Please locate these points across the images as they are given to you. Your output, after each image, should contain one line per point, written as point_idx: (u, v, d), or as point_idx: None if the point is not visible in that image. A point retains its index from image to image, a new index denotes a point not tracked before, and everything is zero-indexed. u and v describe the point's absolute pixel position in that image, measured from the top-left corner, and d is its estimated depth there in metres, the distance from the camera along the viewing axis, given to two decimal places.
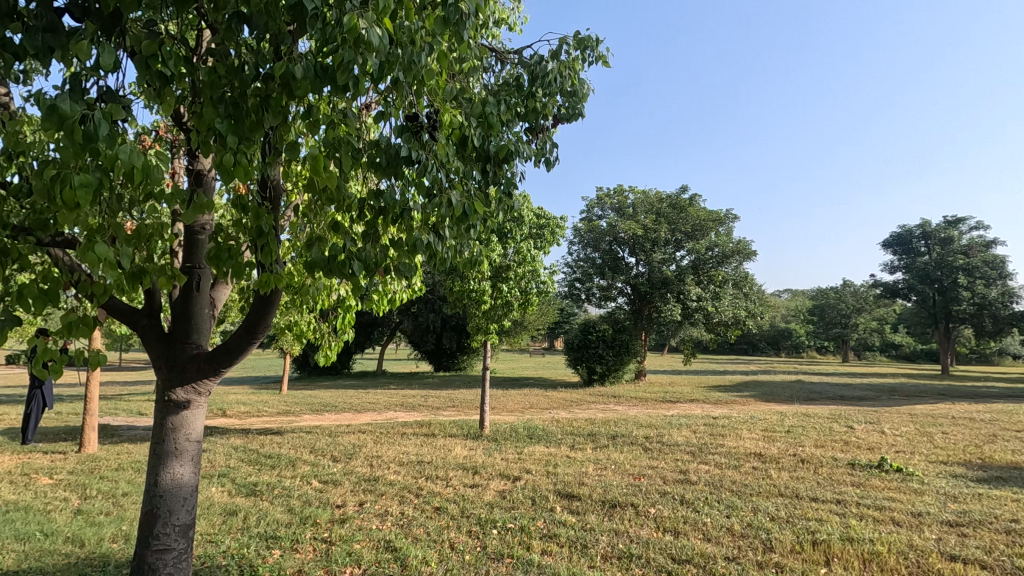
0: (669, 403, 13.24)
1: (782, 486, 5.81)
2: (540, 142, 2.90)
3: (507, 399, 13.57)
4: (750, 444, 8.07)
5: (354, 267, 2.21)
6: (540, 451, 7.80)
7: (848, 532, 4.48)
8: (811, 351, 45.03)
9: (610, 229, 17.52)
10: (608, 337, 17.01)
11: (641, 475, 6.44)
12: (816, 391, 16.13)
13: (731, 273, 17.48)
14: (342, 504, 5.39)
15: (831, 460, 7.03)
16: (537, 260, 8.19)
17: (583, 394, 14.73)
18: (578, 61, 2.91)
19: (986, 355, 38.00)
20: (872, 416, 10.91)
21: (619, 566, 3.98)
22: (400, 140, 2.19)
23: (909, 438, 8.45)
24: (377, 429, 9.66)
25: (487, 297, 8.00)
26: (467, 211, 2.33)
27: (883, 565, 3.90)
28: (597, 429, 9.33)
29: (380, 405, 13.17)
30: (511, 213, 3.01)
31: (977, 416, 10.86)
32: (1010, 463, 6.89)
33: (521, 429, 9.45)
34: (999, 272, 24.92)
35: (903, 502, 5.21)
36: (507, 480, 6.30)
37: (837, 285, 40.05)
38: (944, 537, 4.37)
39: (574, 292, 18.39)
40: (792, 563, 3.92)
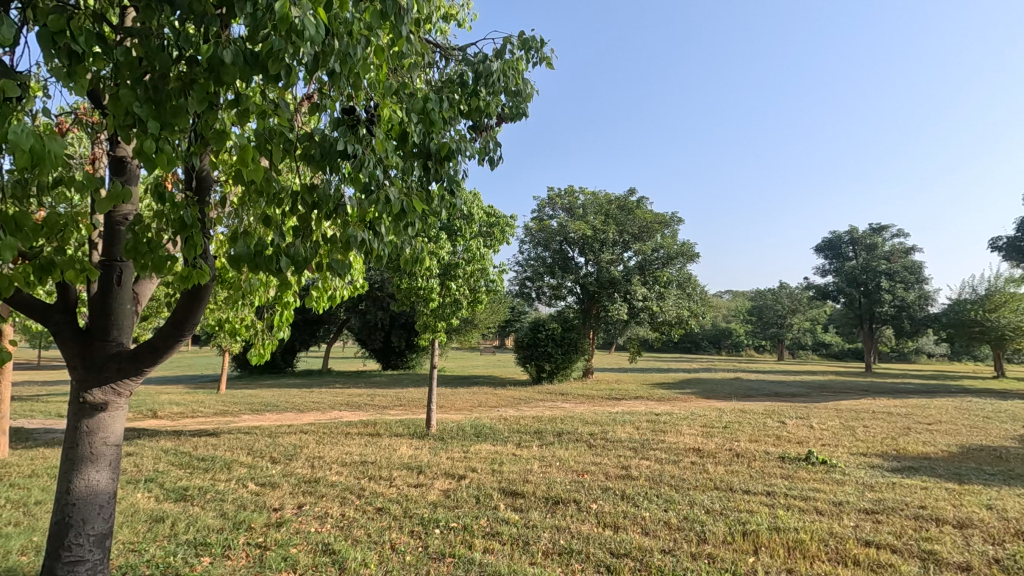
0: (614, 401, 13.55)
1: (717, 480, 6.05)
2: (483, 141, 2.92)
3: (455, 398, 13.51)
4: (689, 439, 8.36)
5: (281, 262, 2.14)
6: (486, 449, 7.79)
7: (776, 522, 4.72)
8: (749, 349, 47.22)
9: (560, 229, 17.73)
10: (557, 336, 17.19)
11: (585, 471, 6.56)
12: (753, 388, 16.90)
13: (675, 274, 18.07)
14: (279, 507, 5.21)
15: (763, 454, 7.38)
16: (486, 258, 8.18)
17: (532, 392, 14.87)
18: (521, 62, 2.93)
19: (905, 354, 40.99)
20: (802, 411, 11.55)
21: (560, 562, 4.03)
22: (336, 133, 2.14)
23: (833, 432, 8.96)
24: (320, 429, 9.41)
25: (435, 295, 7.89)
26: (405, 209, 2.30)
27: (805, 552, 4.13)
28: (544, 427, 9.45)
29: (324, 404, 12.82)
30: (453, 211, 3.03)
31: (895, 411, 11.68)
32: (921, 454, 7.44)
33: (468, 428, 9.42)
34: (917, 276, 26.86)
35: (826, 493, 5.54)
36: (453, 479, 6.26)
37: (775, 287, 42.16)
38: (861, 524, 4.67)
39: (524, 291, 18.53)
40: (723, 554, 4.09)
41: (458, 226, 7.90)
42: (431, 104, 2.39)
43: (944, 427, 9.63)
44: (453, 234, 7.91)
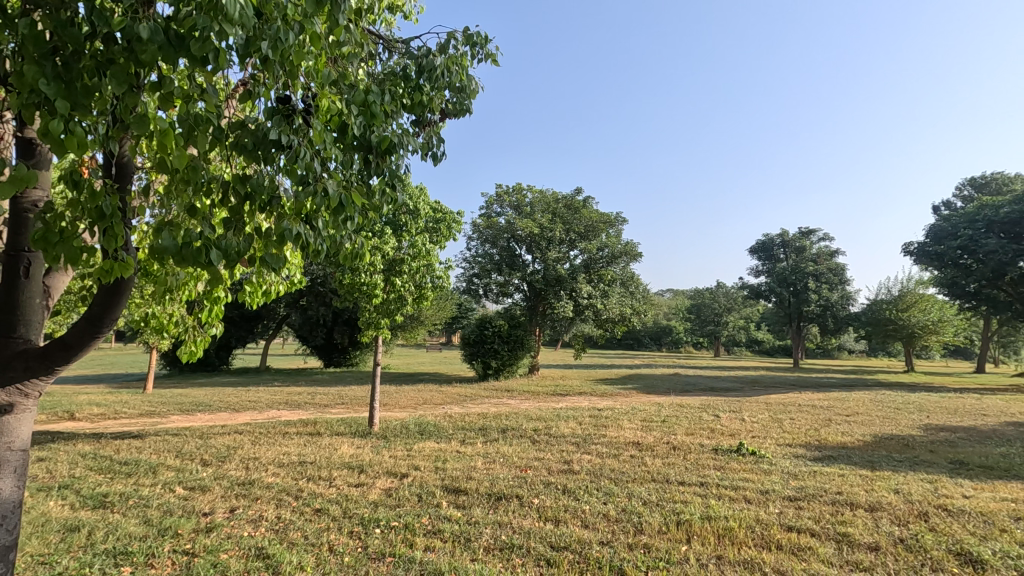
0: (559, 397, 13.74)
1: (655, 472, 6.27)
2: (427, 136, 2.89)
3: (400, 396, 13.30)
4: (629, 433, 8.61)
5: (210, 255, 2.04)
6: (430, 447, 7.72)
7: (708, 511, 4.93)
8: (688, 346, 49.12)
9: (508, 226, 17.77)
10: (504, 333, 17.25)
11: (528, 466, 6.62)
12: (690, 384, 17.58)
13: (619, 273, 18.52)
14: (210, 511, 4.98)
15: (698, 446, 7.70)
16: (432, 254, 8.08)
17: (477, 389, 14.88)
18: (466, 57, 2.93)
19: (828, 351, 43.78)
20: (734, 405, 12.13)
21: (500, 557, 4.06)
22: (270, 122, 2.07)
23: (763, 425, 9.46)
24: (255, 429, 9.04)
25: (379, 291, 7.71)
26: (345, 203, 2.25)
27: (734, 539, 4.34)
28: (489, 424, 9.48)
29: (262, 403, 12.33)
30: (396, 206, 2.99)
31: (818, 404, 12.46)
32: (840, 443, 7.98)
33: (412, 426, 9.30)
34: (840, 278, 28.72)
35: (755, 482, 5.85)
36: (395, 477, 6.18)
37: (712, 286, 44.00)
38: (784, 510, 4.96)
39: (471, 287, 18.48)
40: (659, 543, 4.23)
41: (403, 221, 7.79)
42: (372, 96, 2.35)
43: (860, 418, 10.36)
44: (398, 229, 7.86)
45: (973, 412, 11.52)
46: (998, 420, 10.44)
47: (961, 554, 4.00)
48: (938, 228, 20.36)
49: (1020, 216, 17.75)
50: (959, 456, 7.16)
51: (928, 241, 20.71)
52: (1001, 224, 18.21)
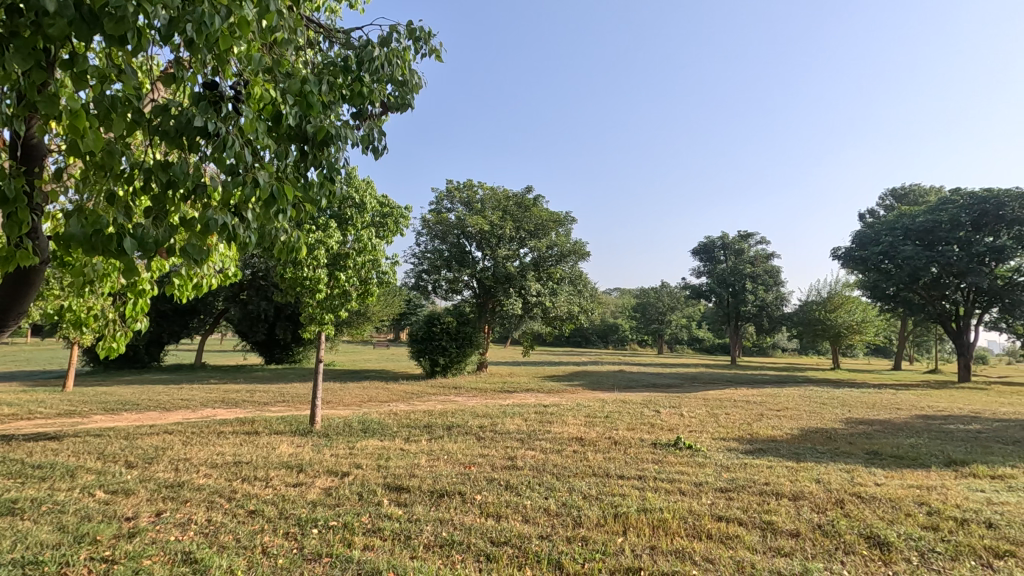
0: (506, 394, 13.82)
1: (595, 466, 6.42)
2: (367, 128, 2.89)
3: (344, 393, 13.00)
4: (573, 429, 8.78)
5: (125, 243, 1.94)
6: (373, 445, 7.61)
7: (644, 503, 5.10)
8: (633, 343, 50.55)
9: (459, 222, 17.65)
10: (452, 330, 17.15)
11: (472, 463, 6.64)
12: (634, 380, 18.10)
13: (568, 272, 18.78)
14: (133, 515, 4.72)
15: (638, 441, 7.93)
16: (379, 249, 7.94)
17: (423, 386, 14.79)
18: (408, 51, 2.94)
19: (764, 348, 46.07)
20: (674, 401, 12.58)
21: (440, 553, 4.06)
22: (195, 107, 1.99)
23: (700, 420, 9.86)
24: (187, 428, 8.61)
25: (322, 286, 7.50)
26: (276, 194, 2.20)
27: (667, 530, 4.51)
28: (434, 421, 9.41)
29: (196, 401, 11.77)
30: (332, 199, 2.96)
31: (751, 399, 13.09)
32: (769, 437, 8.41)
33: (355, 424, 9.12)
34: (775, 279, 30.26)
35: (689, 474, 6.09)
36: (335, 476, 6.05)
37: (657, 286, 45.38)
38: (716, 501, 5.20)
39: (420, 283, 18.27)
40: (596, 536, 4.35)
41: (349, 214, 7.60)
42: (309, 86, 2.32)
43: (788, 413, 10.98)
44: (344, 223, 7.69)
45: (889, 406, 12.43)
46: (910, 414, 11.30)
47: (870, 537, 4.32)
48: (863, 235, 21.76)
49: (934, 225, 19.34)
50: (874, 447, 7.71)
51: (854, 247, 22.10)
52: (917, 232, 19.68)
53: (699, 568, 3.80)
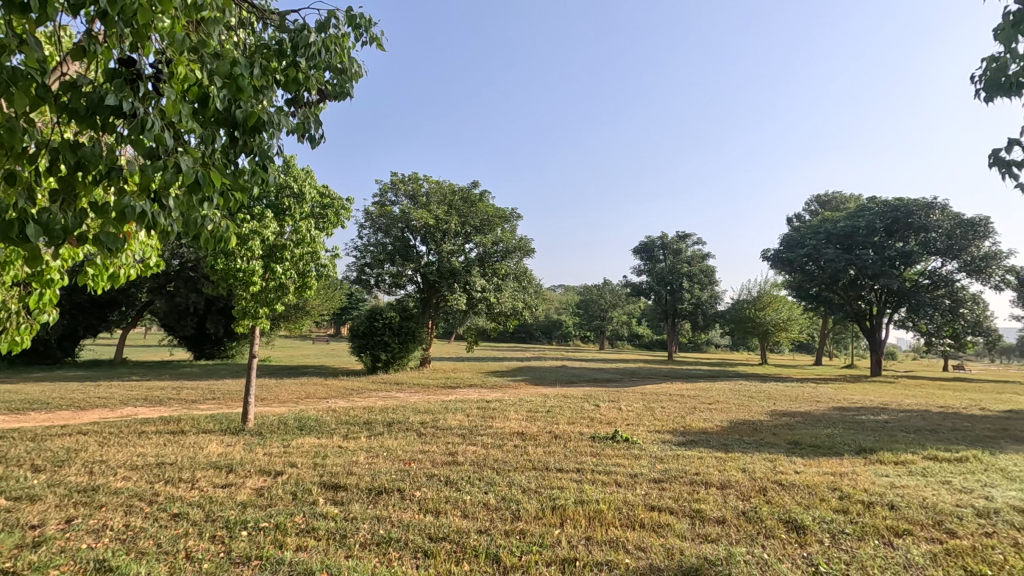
0: (448, 390, 13.74)
1: (535, 460, 6.50)
2: (302, 116, 2.81)
3: (280, 390, 12.53)
4: (514, 424, 8.85)
5: (27, 229, 1.79)
6: (310, 443, 7.37)
7: (581, 495, 5.22)
8: (576, 340, 51.60)
9: (403, 216, 17.31)
10: (395, 325, 16.86)
11: (412, 459, 6.57)
12: (575, 375, 18.43)
13: (513, 268, 18.87)
14: (39, 524, 4.36)
15: (577, 434, 8.10)
16: (318, 242, 7.68)
17: (364, 382, 14.45)
18: (347, 39, 2.87)
19: (698, 345, 48.11)
20: (614, 395, 12.93)
21: (377, 552, 3.99)
22: (108, 84, 1.86)
23: (638, 413, 10.17)
24: (104, 429, 8.04)
25: (257, 279, 7.14)
26: (200, 181, 2.07)
27: (603, 520, 4.64)
28: (373, 417, 9.24)
29: (114, 400, 10.99)
30: (265, 189, 2.85)
31: (685, 393, 13.64)
32: (701, 429, 8.80)
33: (291, 421, 8.80)
34: (710, 279, 31.62)
35: (625, 466, 6.29)
36: (268, 476, 5.83)
37: (599, 284, 46.38)
38: (650, 492, 5.39)
39: (362, 277, 17.83)
40: (534, 528, 4.41)
41: (286, 204, 7.32)
42: (239, 69, 2.20)
43: (719, 406, 11.53)
44: (281, 214, 7.39)
45: (809, 399, 13.26)
46: (827, 406, 12.13)
47: (788, 522, 4.61)
48: (790, 238, 23.08)
49: (852, 230, 20.72)
50: (794, 437, 8.23)
51: (782, 249, 23.37)
52: (838, 237, 21.03)
53: (631, 557, 3.93)
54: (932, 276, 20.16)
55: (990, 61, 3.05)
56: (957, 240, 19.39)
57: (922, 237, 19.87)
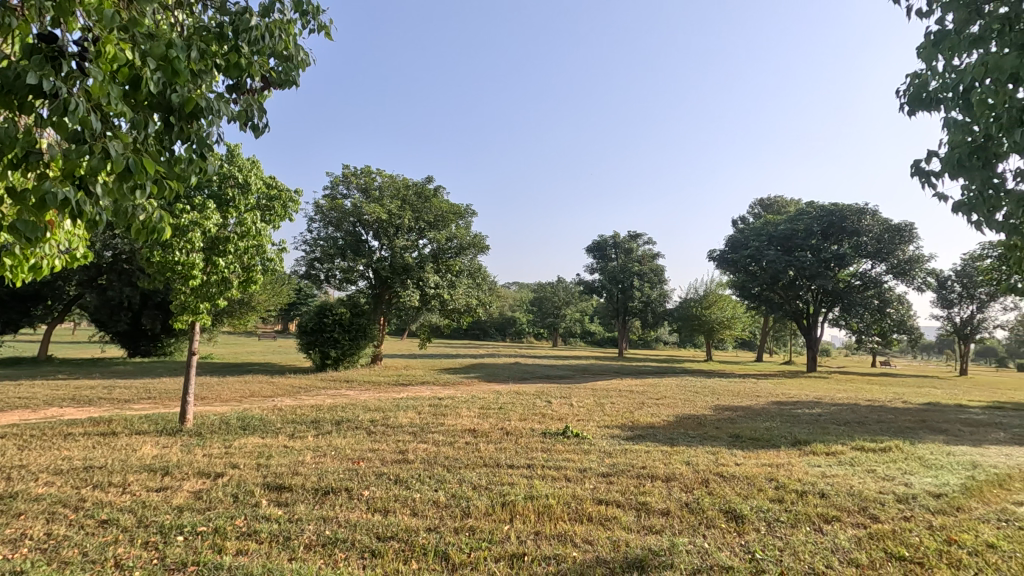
0: (400, 387, 13.55)
1: (487, 457, 6.51)
2: (244, 104, 2.72)
3: (222, 388, 12.03)
4: (467, 421, 8.82)
5: None
6: (253, 443, 7.10)
7: (532, 491, 5.26)
8: (529, 336, 51.98)
9: (355, 209, 16.91)
10: (345, 321, 16.49)
11: (361, 458, 6.44)
12: (528, 372, 18.57)
13: (467, 265, 18.81)
14: None
15: (529, 431, 8.16)
16: (264, 235, 7.41)
17: (312, 380, 14.08)
18: (293, 25, 2.79)
19: (648, 342, 49.40)
20: (565, 391, 13.10)
21: (322, 553, 3.90)
22: (27, 62, 1.73)
23: (588, 409, 10.35)
24: (24, 431, 7.49)
25: (197, 272, 6.78)
26: (132, 169, 1.97)
27: (552, 515, 4.69)
28: (321, 416, 9.00)
29: (37, 400, 10.26)
30: (204, 178, 2.75)
31: (634, 389, 13.98)
32: (649, 424, 9.05)
33: (233, 420, 8.46)
34: (659, 278, 32.51)
35: (575, 461, 6.39)
36: (207, 478, 5.59)
37: (553, 281, 46.85)
38: (598, 486, 5.50)
39: (312, 272, 17.34)
40: (483, 525, 4.41)
41: (230, 195, 7.05)
42: (175, 51, 2.10)
43: (666, 401, 11.88)
44: (224, 205, 7.08)
45: (750, 394, 13.86)
46: (766, 400, 12.71)
47: (728, 511, 4.80)
48: (735, 239, 24.03)
49: (792, 233, 21.78)
50: (736, 431, 8.58)
51: (727, 250, 24.29)
52: (779, 239, 22.06)
53: (579, 550, 4.00)
54: (864, 279, 21.40)
55: (913, 78, 3.27)
56: (885, 244, 20.64)
57: (855, 240, 21.06)
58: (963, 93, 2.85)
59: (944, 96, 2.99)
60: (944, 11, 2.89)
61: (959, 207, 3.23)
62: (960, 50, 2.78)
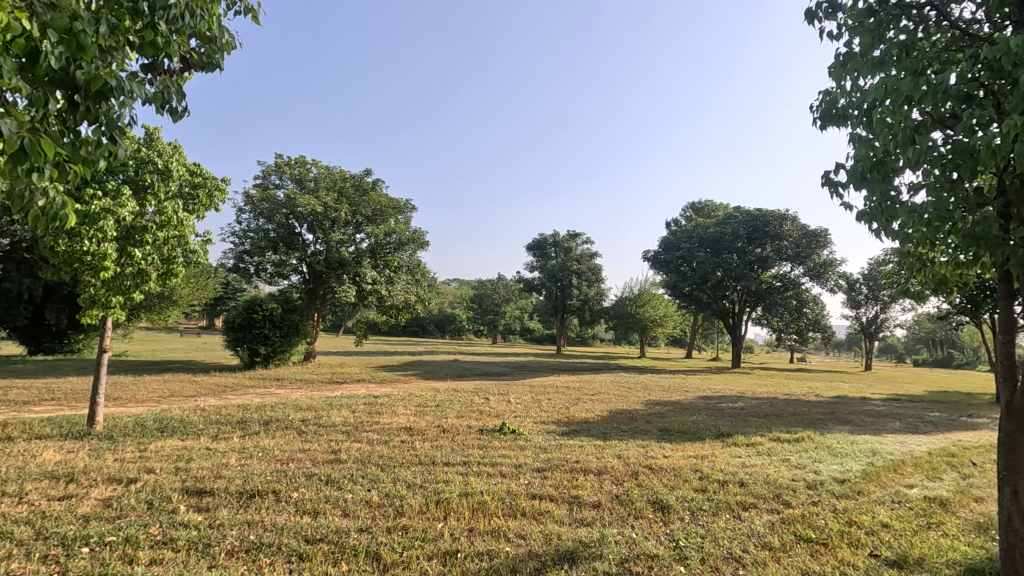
0: (334, 385, 13.19)
1: (422, 455, 6.46)
2: (160, 85, 2.57)
3: (138, 388, 11.25)
4: (403, 419, 8.71)
5: None
6: (172, 446, 6.69)
7: (467, 488, 5.27)
8: (469, 333, 51.90)
9: (288, 201, 16.19)
10: (276, 317, 15.84)
11: (290, 459, 6.21)
12: (467, 369, 18.57)
13: (406, 260, 18.56)
14: None
15: (465, 428, 8.15)
16: (186, 225, 7.01)
17: (240, 378, 13.42)
18: (216, 4, 2.66)
19: (585, 339, 50.63)
20: (503, 388, 13.20)
21: (245, 559, 3.73)
22: None
23: (525, 405, 10.48)
24: None
25: (110, 264, 6.22)
26: (29, 151, 1.82)
27: (486, 511, 4.72)
28: (249, 416, 8.62)
29: None
30: (115, 162, 2.59)
31: (570, 385, 14.29)
32: (584, 419, 9.28)
33: (150, 422, 7.92)
34: (597, 277, 33.34)
35: (510, 457, 6.46)
36: (118, 484, 5.21)
37: (494, 279, 46.98)
38: (532, 481, 5.59)
39: (240, 265, 16.52)
40: (417, 524, 4.37)
41: (148, 180, 6.60)
42: (80, 24, 1.95)
43: (600, 397, 12.22)
44: (140, 191, 6.63)
45: (679, 389, 14.51)
46: (694, 395, 13.34)
47: (655, 502, 5.00)
48: (669, 241, 25.02)
49: (720, 236, 22.93)
50: (665, 424, 8.95)
51: (661, 251, 25.24)
52: (709, 241, 23.17)
53: (511, 544, 4.05)
54: (784, 280, 22.77)
55: (825, 94, 3.51)
56: (803, 248, 22.09)
57: (777, 244, 22.41)
58: (867, 111, 3.10)
59: (851, 113, 3.24)
60: (853, 35, 3.11)
61: (863, 216, 3.51)
62: (865, 71, 3.00)
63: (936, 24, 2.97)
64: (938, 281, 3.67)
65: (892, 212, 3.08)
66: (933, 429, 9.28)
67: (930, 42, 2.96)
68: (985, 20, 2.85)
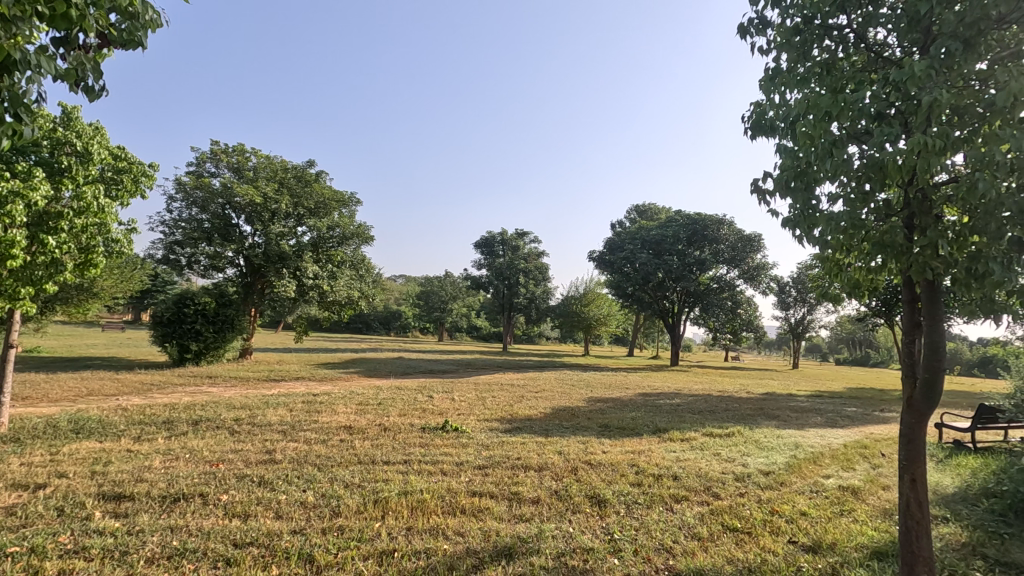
0: (271, 383, 12.70)
1: (361, 454, 6.32)
2: (73, 61, 2.38)
3: (50, 386, 10.40)
4: (342, 418, 8.50)
5: None
6: (87, 448, 6.24)
7: (406, 487, 5.20)
8: (414, 331, 51.33)
9: (224, 190, 15.40)
10: (209, 313, 15.08)
11: (220, 461, 5.93)
12: (411, 367, 18.35)
13: (349, 255, 18.09)
14: None
15: (407, 426, 8.05)
16: (108, 212, 6.58)
17: (168, 376, 12.69)
18: None
19: (531, 338, 51.15)
20: (448, 386, 13.11)
21: (166, 566, 3.53)
22: None
23: (469, 403, 10.44)
24: None
25: (19, 251, 5.65)
26: None
27: (425, 510, 4.68)
28: (176, 416, 8.16)
29: None
30: (18, 143, 2.37)
31: (515, 382, 14.38)
32: (527, 416, 9.36)
33: (63, 424, 7.34)
34: (543, 275, 33.74)
35: (452, 455, 6.43)
36: (24, 491, 4.80)
37: (441, 275, 46.56)
38: (472, 478, 5.59)
39: (171, 257, 15.58)
40: (353, 524, 4.28)
41: (65, 163, 6.13)
42: None
43: (544, 394, 12.37)
44: (55, 174, 6.12)
45: (620, 387, 14.92)
46: (634, 392, 13.75)
47: (592, 496, 5.12)
48: (613, 241, 25.60)
49: (662, 238, 23.67)
50: (604, 420, 9.17)
51: (605, 251, 25.79)
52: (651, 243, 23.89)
53: (450, 542, 4.04)
54: (721, 282, 23.68)
55: (755, 106, 3.69)
56: (739, 252, 23.13)
57: (714, 248, 23.33)
58: (791, 124, 3.28)
59: (778, 125, 3.42)
60: (780, 51, 3.29)
61: (788, 222, 3.71)
62: (790, 86, 3.18)
63: (854, 45, 3.17)
64: (852, 284, 3.93)
65: (813, 220, 3.28)
66: (849, 423, 9.97)
67: (848, 62, 3.17)
68: (895, 45, 3.07)
